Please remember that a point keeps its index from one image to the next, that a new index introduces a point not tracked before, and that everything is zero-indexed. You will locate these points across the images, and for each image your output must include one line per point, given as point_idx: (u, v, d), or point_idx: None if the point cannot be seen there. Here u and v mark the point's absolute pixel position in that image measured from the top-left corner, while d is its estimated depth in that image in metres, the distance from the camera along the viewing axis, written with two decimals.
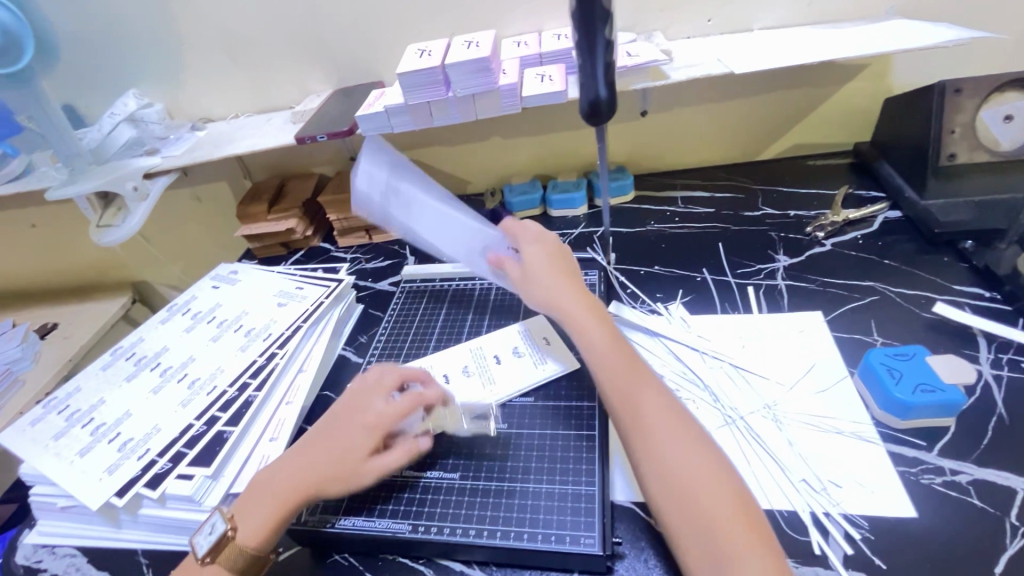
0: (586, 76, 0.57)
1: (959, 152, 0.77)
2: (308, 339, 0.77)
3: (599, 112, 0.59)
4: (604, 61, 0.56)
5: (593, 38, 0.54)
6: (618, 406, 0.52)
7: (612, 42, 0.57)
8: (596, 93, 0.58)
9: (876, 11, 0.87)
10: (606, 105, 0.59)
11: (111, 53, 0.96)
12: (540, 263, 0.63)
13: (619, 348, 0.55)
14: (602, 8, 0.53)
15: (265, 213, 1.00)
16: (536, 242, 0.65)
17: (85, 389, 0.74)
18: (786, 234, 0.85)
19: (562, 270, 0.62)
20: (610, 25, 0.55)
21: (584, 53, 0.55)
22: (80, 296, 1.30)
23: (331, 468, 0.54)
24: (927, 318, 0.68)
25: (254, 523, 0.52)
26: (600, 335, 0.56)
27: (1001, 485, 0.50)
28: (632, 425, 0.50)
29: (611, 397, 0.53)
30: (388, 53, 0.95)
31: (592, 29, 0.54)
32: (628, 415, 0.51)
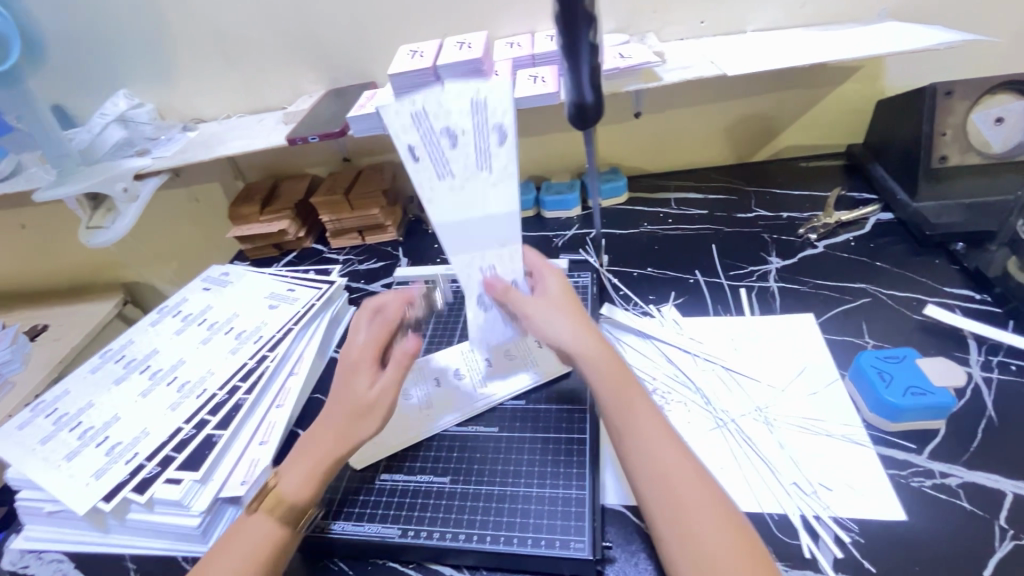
0: (571, 80, 0.56)
1: (950, 154, 0.77)
2: (299, 341, 0.76)
3: (585, 116, 0.58)
4: (589, 64, 0.55)
5: (577, 42, 0.53)
6: (642, 466, 0.47)
7: (597, 45, 0.55)
8: (581, 97, 0.56)
9: (869, 14, 0.87)
10: (592, 109, 0.58)
11: (101, 52, 0.95)
12: (562, 303, 0.58)
13: (625, 387, 0.52)
14: (585, 11, 0.52)
15: (257, 214, 0.99)
16: (558, 281, 0.62)
17: (73, 392, 0.73)
18: (779, 235, 0.85)
19: (582, 315, 0.58)
20: (593, 28, 0.53)
21: (568, 57, 0.54)
22: (71, 298, 1.28)
23: (347, 408, 0.54)
24: (918, 319, 0.68)
25: (296, 478, 0.52)
26: (621, 388, 0.52)
27: (990, 488, 0.50)
28: (660, 490, 0.46)
29: (635, 456, 0.48)
30: (381, 54, 0.94)
31: (576, 34, 0.53)
32: (656, 478, 0.46)
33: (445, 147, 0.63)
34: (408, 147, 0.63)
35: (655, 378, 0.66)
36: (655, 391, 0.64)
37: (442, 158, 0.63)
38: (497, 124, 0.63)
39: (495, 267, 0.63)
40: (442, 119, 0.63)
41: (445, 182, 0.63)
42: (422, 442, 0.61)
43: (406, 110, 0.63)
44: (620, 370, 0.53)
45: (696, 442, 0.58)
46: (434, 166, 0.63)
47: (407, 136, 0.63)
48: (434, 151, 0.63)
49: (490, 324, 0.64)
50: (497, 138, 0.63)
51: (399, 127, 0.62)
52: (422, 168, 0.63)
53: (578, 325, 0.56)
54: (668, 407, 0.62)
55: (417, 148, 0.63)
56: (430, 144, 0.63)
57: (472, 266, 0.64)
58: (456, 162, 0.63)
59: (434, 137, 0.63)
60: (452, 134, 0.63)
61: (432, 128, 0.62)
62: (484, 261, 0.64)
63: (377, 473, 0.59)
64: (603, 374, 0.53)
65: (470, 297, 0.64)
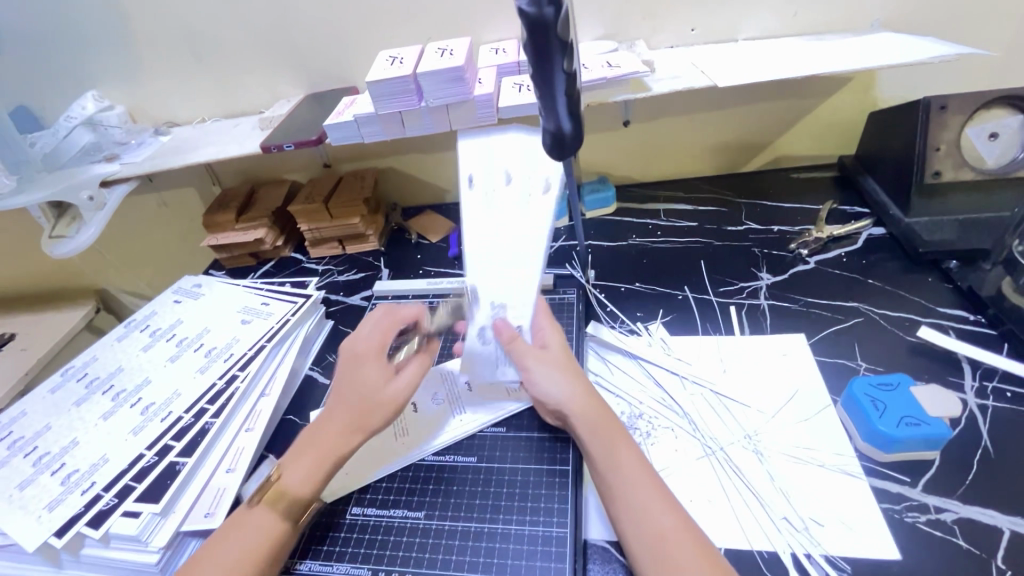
0: (545, 109, 0.48)
1: (943, 170, 0.75)
2: (272, 360, 0.72)
3: (563, 145, 0.50)
4: (564, 92, 0.47)
5: (549, 72, 0.45)
6: (637, 529, 0.46)
7: (575, 69, 0.47)
8: (557, 127, 0.49)
9: (862, 23, 0.85)
10: (571, 139, 0.50)
11: (67, 52, 0.91)
12: (561, 359, 0.58)
13: (616, 446, 0.51)
14: (559, 38, 0.43)
15: (232, 222, 0.95)
16: (558, 335, 0.61)
17: (30, 413, 0.70)
18: (770, 250, 0.83)
19: (580, 374, 0.58)
20: (569, 54, 0.45)
21: (540, 86, 0.46)
22: (40, 305, 1.23)
23: (357, 406, 0.55)
24: (911, 341, 0.66)
25: (299, 471, 0.53)
26: (614, 449, 0.51)
27: (987, 524, 0.49)
28: (656, 558, 0.44)
29: (628, 521, 0.47)
30: (361, 58, 0.91)
31: (547, 61, 0.44)
32: (652, 545, 0.45)
33: (498, 186, 0.61)
34: (467, 174, 0.62)
35: (642, 403, 0.64)
36: (641, 416, 0.62)
37: (493, 193, 0.62)
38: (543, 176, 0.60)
39: (506, 309, 0.60)
40: (505, 161, 0.62)
41: (487, 214, 0.62)
42: (396, 473, 0.58)
43: (480, 143, 0.62)
44: (614, 430, 0.53)
45: (683, 472, 0.56)
46: (483, 196, 0.62)
47: (470, 162, 0.62)
48: (487, 185, 0.62)
49: (486, 362, 0.60)
50: (541, 188, 0.60)
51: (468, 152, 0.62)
52: (472, 196, 0.62)
53: (574, 382, 0.56)
54: (655, 434, 0.60)
55: (476, 178, 0.62)
56: (488, 179, 0.62)
57: (486, 301, 0.61)
58: (504, 203, 0.62)
59: (494, 175, 0.62)
60: (511, 178, 0.61)
61: (494, 169, 0.62)
62: (496, 298, 0.61)
63: (348, 506, 0.56)
64: (597, 432, 0.52)
65: (473, 328, 0.60)
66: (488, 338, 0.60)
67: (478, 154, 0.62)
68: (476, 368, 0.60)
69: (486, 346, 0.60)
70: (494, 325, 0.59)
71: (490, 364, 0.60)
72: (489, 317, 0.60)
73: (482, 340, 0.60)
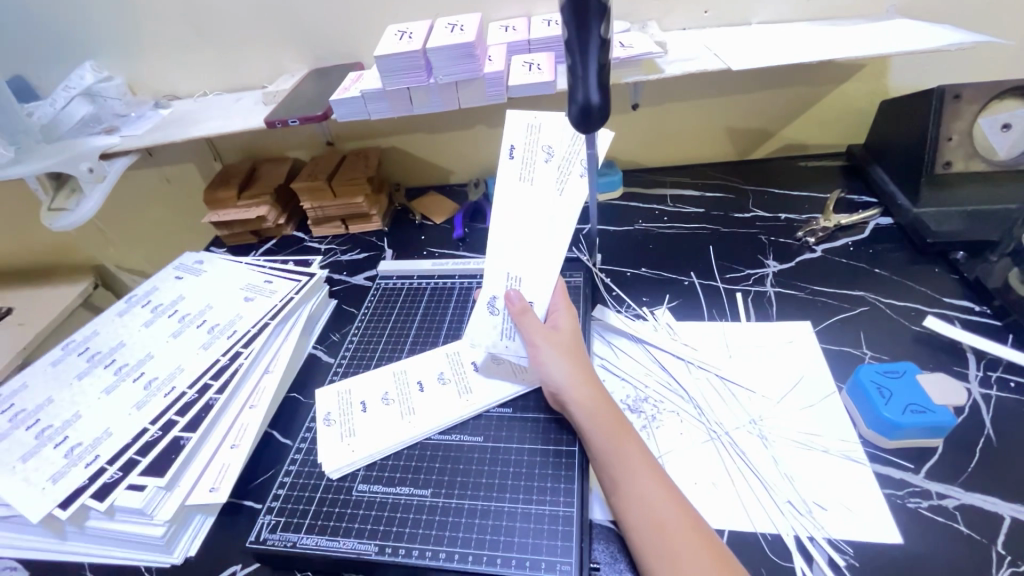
0: (575, 76, 0.48)
1: (954, 160, 0.75)
2: (276, 337, 0.72)
3: (589, 119, 0.49)
4: (598, 61, 0.47)
5: (586, 35, 0.45)
6: (637, 517, 0.46)
7: (608, 41, 0.48)
8: (586, 97, 0.48)
9: (878, 9, 0.84)
10: (598, 113, 0.49)
11: (65, 20, 0.89)
12: (568, 343, 0.58)
13: (614, 435, 0.51)
14: (599, 4, 0.45)
15: (234, 199, 0.94)
16: (572, 319, 0.61)
17: (32, 386, 0.69)
18: (777, 238, 0.83)
19: (584, 359, 0.58)
20: (606, 23, 0.46)
21: (575, 49, 0.46)
22: (36, 279, 1.22)
23: None
24: (917, 331, 0.66)
25: None
26: (614, 433, 0.51)
27: (988, 511, 0.49)
28: (655, 543, 0.45)
29: (628, 506, 0.47)
30: (368, 33, 0.89)
31: (586, 24, 0.45)
32: (651, 531, 0.45)
33: (538, 160, 0.61)
34: (508, 144, 0.62)
35: (647, 387, 0.64)
36: (647, 400, 0.62)
37: (531, 167, 0.61)
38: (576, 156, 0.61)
39: (520, 281, 0.60)
40: (547, 138, 0.61)
41: (521, 187, 0.61)
42: (402, 451, 0.59)
43: (527, 117, 0.62)
44: (616, 419, 0.52)
45: (688, 456, 0.56)
46: (521, 170, 0.61)
47: (512, 134, 0.62)
48: (527, 159, 0.61)
49: (491, 332, 0.61)
50: (578, 168, 0.60)
51: (514, 124, 0.62)
52: (510, 167, 0.61)
53: (577, 368, 0.56)
54: (660, 418, 0.60)
55: (516, 149, 0.61)
56: (527, 152, 0.61)
57: (503, 273, 0.61)
58: (540, 177, 0.61)
59: (534, 149, 0.61)
60: (552, 156, 0.61)
61: (534, 144, 0.61)
62: (512, 269, 0.61)
63: (354, 483, 0.57)
64: (596, 418, 0.52)
65: (486, 297, 0.62)
66: (499, 308, 0.61)
67: (523, 127, 0.62)
68: (481, 337, 0.61)
69: (494, 316, 0.62)
70: (505, 296, 0.60)
71: (494, 334, 0.61)
72: (502, 289, 0.61)
73: (492, 310, 0.62)
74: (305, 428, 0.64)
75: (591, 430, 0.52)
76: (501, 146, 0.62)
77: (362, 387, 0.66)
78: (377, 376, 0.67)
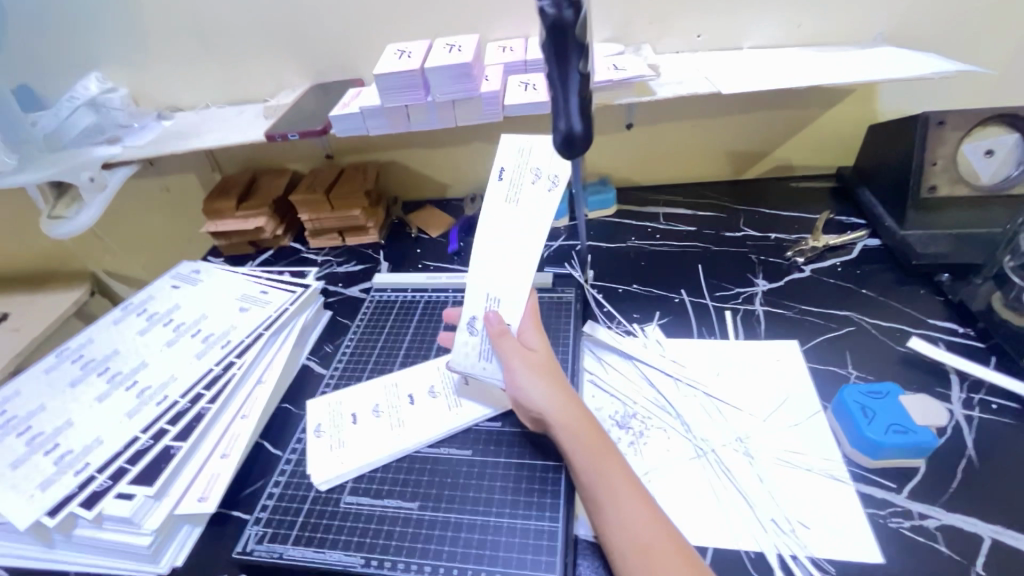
0: (558, 107, 0.51)
1: (940, 184, 0.77)
2: (270, 348, 0.73)
3: (574, 146, 0.51)
4: (578, 94, 0.50)
5: (567, 69, 0.49)
6: (620, 539, 0.47)
7: (587, 76, 0.51)
8: (568, 126, 0.50)
9: (865, 36, 0.86)
10: (581, 142, 0.51)
11: (72, 33, 0.91)
12: (543, 363, 0.58)
13: (595, 457, 0.51)
14: (577, 43, 0.49)
15: (232, 209, 0.95)
16: (545, 337, 0.60)
17: (24, 393, 0.69)
18: (766, 257, 0.84)
19: (563, 378, 0.58)
20: (584, 58, 0.50)
21: (557, 83, 0.50)
22: (33, 285, 1.23)
23: None
24: (901, 352, 0.67)
25: None
26: (596, 454, 0.51)
27: (968, 532, 0.50)
28: (639, 565, 0.45)
29: (611, 528, 0.48)
30: (369, 51, 0.91)
31: (567, 59, 0.49)
32: (634, 553, 0.45)
33: (526, 181, 0.57)
34: (499, 166, 0.58)
35: (635, 403, 0.65)
36: (635, 416, 0.63)
37: (519, 189, 0.57)
38: (551, 172, 0.56)
39: (499, 303, 0.59)
40: (537, 160, 0.57)
41: (508, 208, 0.57)
42: (391, 463, 0.59)
43: (518, 138, 0.58)
44: (598, 439, 0.53)
45: (675, 472, 0.57)
46: (509, 191, 0.57)
47: (503, 156, 0.58)
48: (515, 180, 0.57)
49: (471, 351, 0.61)
50: (548, 184, 0.57)
51: (505, 146, 0.58)
52: (497, 189, 0.57)
53: (556, 388, 0.56)
54: (648, 434, 0.61)
55: (506, 170, 0.58)
56: (516, 174, 0.57)
57: (483, 292, 0.60)
58: (527, 200, 0.57)
59: (523, 171, 0.57)
60: (541, 177, 0.57)
61: (524, 165, 0.57)
62: (491, 290, 0.59)
63: (342, 495, 0.57)
64: (578, 440, 0.52)
65: (464, 317, 0.60)
66: (477, 329, 0.60)
67: (513, 150, 0.58)
68: (461, 357, 0.61)
69: (473, 336, 0.60)
70: (483, 317, 0.59)
71: (472, 354, 0.60)
72: (480, 309, 0.59)
73: (471, 330, 0.60)
74: (295, 439, 0.64)
75: (573, 453, 0.52)
76: (491, 169, 0.58)
77: (353, 398, 0.67)
78: (368, 388, 0.68)
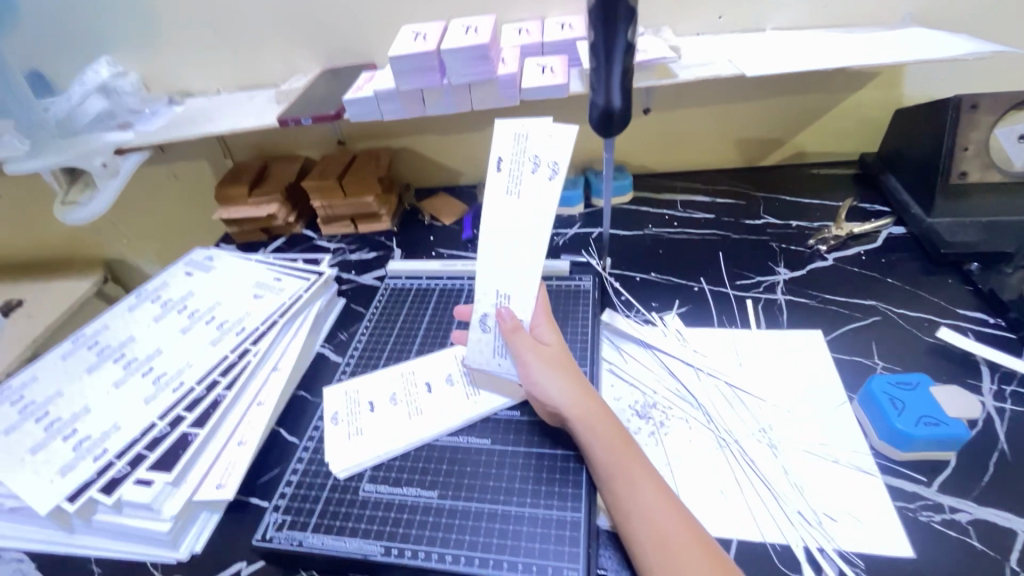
0: (599, 82, 0.51)
1: (970, 170, 0.74)
2: (284, 335, 0.72)
3: (610, 123, 0.53)
4: (622, 68, 0.50)
5: (613, 41, 0.48)
6: (641, 533, 0.46)
7: (634, 44, 0.50)
8: (607, 103, 0.52)
9: (894, 17, 0.83)
10: (619, 117, 0.53)
11: (82, 17, 0.89)
12: (557, 357, 0.57)
13: (613, 451, 0.50)
14: (626, 11, 0.47)
15: (244, 196, 0.94)
16: (558, 331, 0.60)
17: (42, 379, 0.69)
18: (788, 245, 0.82)
19: (577, 372, 0.57)
20: (632, 27, 0.48)
21: (601, 56, 0.49)
22: (47, 272, 1.23)
23: None
24: (929, 342, 0.65)
25: None
26: (614, 448, 0.50)
27: (1002, 527, 0.48)
28: (660, 559, 0.44)
29: (631, 522, 0.47)
30: (382, 34, 0.89)
31: (614, 31, 0.48)
32: (656, 547, 0.45)
33: (525, 172, 0.54)
34: (496, 155, 0.54)
35: (655, 393, 0.64)
36: (655, 406, 0.62)
37: (519, 180, 0.54)
38: (551, 160, 0.52)
39: (509, 299, 0.57)
40: (535, 145, 0.53)
41: (510, 202, 0.55)
42: (409, 451, 0.59)
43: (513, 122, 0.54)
44: (615, 433, 0.52)
45: (697, 463, 0.56)
46: (509, 182, 0.54)
47: (499, 143, 0.54)
48: (514, 171, 0.54)
49: (484, 348, 0.60)
50: (548, 172, 0.53)
51: (501, 131, 0.54)
52: (496, 181, 0.55)
53: (572, 381, 0.55)
54: (669, 425, 0.60)
55: (504, 160, 0.54)
56: (515, 164, 0.54)
57: (492, 289, 0.58)
58: (528, 192, 0.54)
59: (521, 159, 0.54)
60: (540, 165, 0.53)
61: (522, 153, 0.53)
62: (502, 287, 0.57)
63: (360, 483, 0.57)
64: (595, 434, 0.52)
65: (475, 314, 0.59)
66: (489, 326, 0.59)
67: (510, 137, 0.54)
68: (474, 353, 0.60)
69: (485, 333, 0.59)
70: (494, 313, 0.58)
71: (485, 351, 0.60)
72: (491, 307, 0.58)
73: (482, 327, 0.59)
74: (312, 427, 0.63)
75: (590, 447, 0.51)
76: (488, 159, 0.55)
77: (369, 387, 0.66)
78: (384, 376, 0.67)
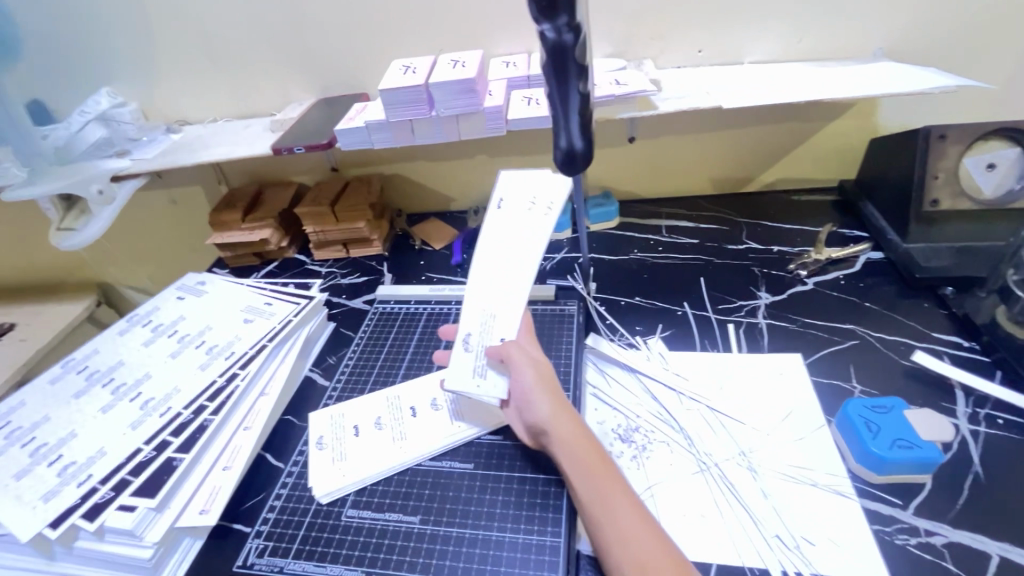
0: (558, 125, 0.53)
1: (941, 199, 0.76)
2: (273, 359, 0.73)
3: (574, 163, 0.54)
4: (578, 111, 0.51)
5: (566, 89, 0.50)
6: (621, 559, 0.46)
7: (588, 93, 0.52)
8: (569, 144, 0.53)
9: (866, 51, 0.87)
10: (582, 157, 0.55)
11: (84, 50, 0.92)
12: (543, 379, 0.57)
13: (595, 475, 0.51)
14: (576, 64, 0.49)
15: (238, 221, 0.96)
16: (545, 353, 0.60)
17: (29, 404, 0.70)
18: (769, 270, 0.84)
19: (563, 395, 0.57)
20: (584, 78, 0.50)
21: (557, 103, 0.51)
22: (41, 296, 1.24)
23: None
24: (906, 365, 0.67)
25: None
26: (596, 471, 0.51)
27: (976, 549, 0.49)
28: None
29: (611, 549, 0.47)
30: (375, 66, 0.92)
31: (566, 81, 0.50)
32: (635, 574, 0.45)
33: (523, 209, 0.60)
34: (498, 196, 0.61)
35: (638, 416, 0.64)
36: (638, 429, 0.63)
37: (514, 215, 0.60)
38: (547, 200, 0.59)
39: (494, 319, 0.59)
40: (535, 189, 0.60)
41: None
42: (392, 476, 0.59)
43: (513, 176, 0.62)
44: (598, 457, 0.52)
45: (677, 488, 0.56)
46: (508, 219, 0.60)
47: (502, 190, 0.62)
48: (513, 208, 0.60)
49: (463, 369, 0.58)
50: (543, 209, 0.59)
51: (503, 181, 0.62)
52: (496, 216, 0.60)
53: (557, 403, 0.55)
54: (651, 448, 0.61)
55: (505, 201, 0.61)
56: (514, 204, 0.60)
57: (479, 309, 0.60)
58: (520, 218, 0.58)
59: (520, 201, 0.60)
60: (537, 205, 0.60)
61: (521, 197, 0.60)
62: (487, 309, 0.59)
63: (343, 508, 0.57)
64: (579, 458, 0.52)
65: (460, 333, 0.59)
66: (473, 346, 0.59)
67: (510, 184, 0.61)
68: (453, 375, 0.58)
69: (468, 353, 0.58)
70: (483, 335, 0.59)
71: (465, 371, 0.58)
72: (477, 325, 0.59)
73: (467, 346, 0.59)
74: (298, 452, 0.64)
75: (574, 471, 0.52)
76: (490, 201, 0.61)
77: (355, 411, 0.67)
78: (370, 401, 0.68)
